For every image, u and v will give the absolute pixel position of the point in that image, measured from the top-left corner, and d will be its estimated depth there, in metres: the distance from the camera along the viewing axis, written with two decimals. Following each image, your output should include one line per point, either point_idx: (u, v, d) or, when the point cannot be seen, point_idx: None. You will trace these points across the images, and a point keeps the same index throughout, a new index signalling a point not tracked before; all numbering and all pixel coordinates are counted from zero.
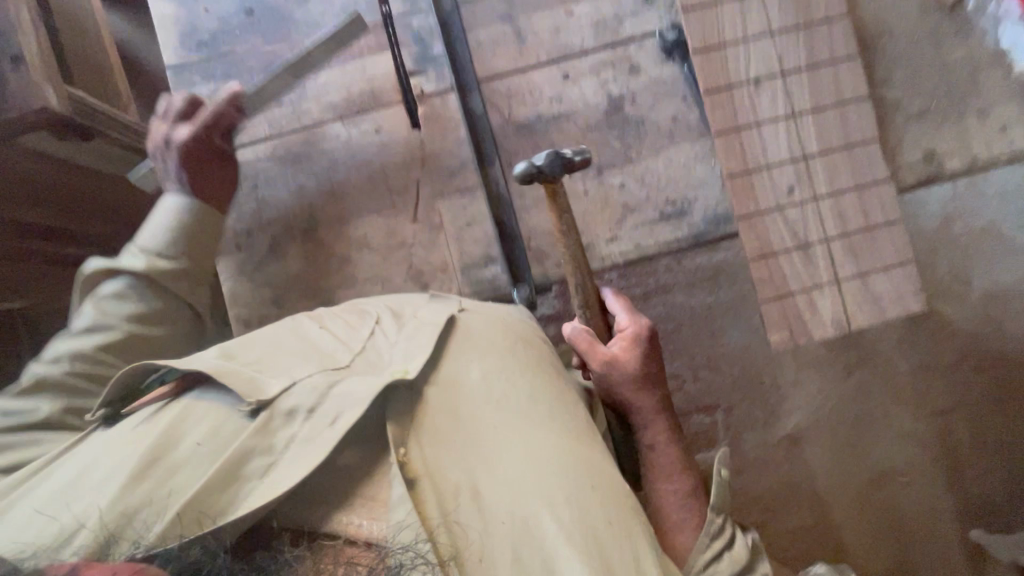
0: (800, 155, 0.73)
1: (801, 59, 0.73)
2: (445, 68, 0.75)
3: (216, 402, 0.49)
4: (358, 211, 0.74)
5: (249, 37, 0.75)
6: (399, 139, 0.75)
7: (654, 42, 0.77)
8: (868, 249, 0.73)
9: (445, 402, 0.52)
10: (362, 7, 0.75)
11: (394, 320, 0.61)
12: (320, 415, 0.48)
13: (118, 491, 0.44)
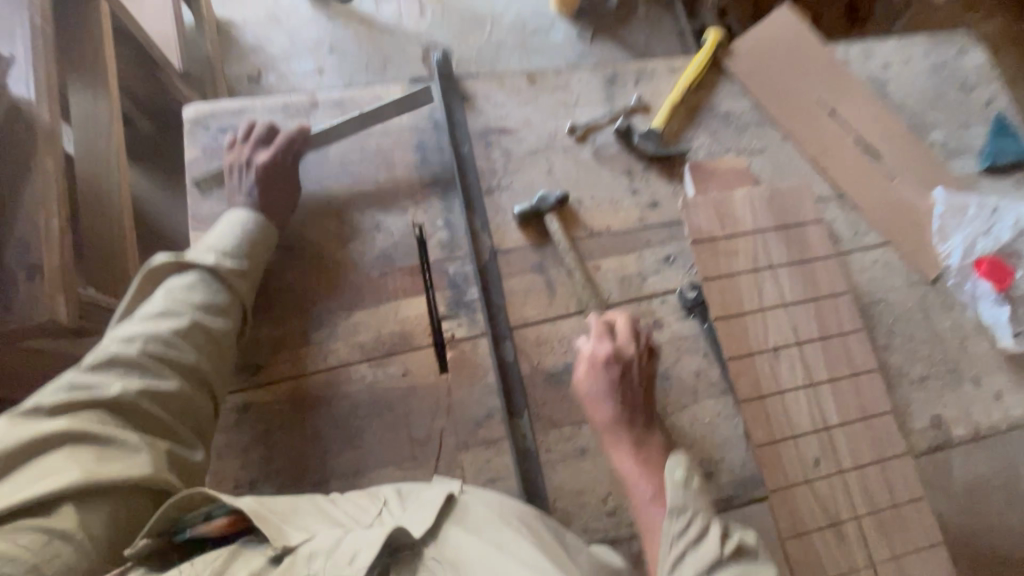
0: (824, 425, 0.74)
1: (814, 330, 0.78)
2: (479, 314, 0.76)
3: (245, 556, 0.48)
4: (374, 462, 0.69)
5: (287, 270, 0.76)
6: (426, 384, 0.73)
7: (676, 300, 0.81)
8: (900, 529, 0.72)
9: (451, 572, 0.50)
10: (403, 250, 0.78)
11: (401, 499, 0.57)
12: (339, 554, 0.48)
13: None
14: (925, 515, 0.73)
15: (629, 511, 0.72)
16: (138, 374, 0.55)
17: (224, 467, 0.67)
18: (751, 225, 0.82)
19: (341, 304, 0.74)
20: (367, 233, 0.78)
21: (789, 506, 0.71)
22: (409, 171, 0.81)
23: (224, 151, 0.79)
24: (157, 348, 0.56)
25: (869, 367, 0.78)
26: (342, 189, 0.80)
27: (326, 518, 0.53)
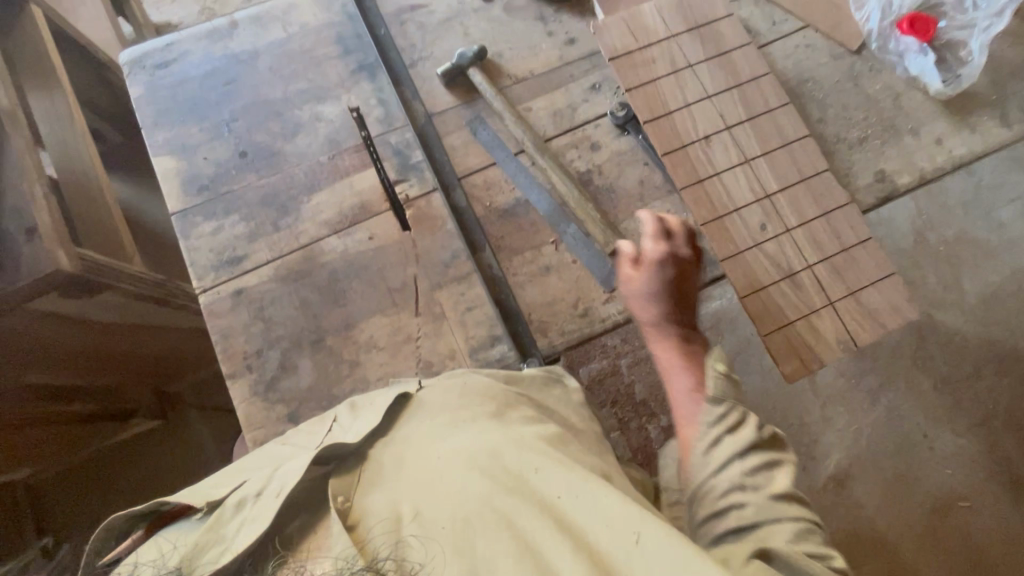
0: (765, 194, 0.79)
1: (741, 113, 0.82)
2: (425, 171, 0.82)
3: (175, 526, 0.48)
4: (362, 314, 0.77)
5: (241, 170, 0.82)
6: (391, 242, 0.79)
7: (607, 120, 0.86)
8: (852, 267, 0.76)
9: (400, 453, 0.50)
10: (345, 132, 0.84)
11: (354, 413, 0.59)
12: (268, 487, 0.47)
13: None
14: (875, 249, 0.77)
15: (599, 309, 0.78)
16: None
17: (232, 345, 0.75)
18: (662, 33, 0.85)
19: (300, 189, 0.81)
20: (310, 124, 0.84)
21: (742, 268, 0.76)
22: (334, 61, 0.86)
23: (163, 84, 0.85)
24: None
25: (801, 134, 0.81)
26: (276, 89, 0.85)
27: (267, 459, 0.55)
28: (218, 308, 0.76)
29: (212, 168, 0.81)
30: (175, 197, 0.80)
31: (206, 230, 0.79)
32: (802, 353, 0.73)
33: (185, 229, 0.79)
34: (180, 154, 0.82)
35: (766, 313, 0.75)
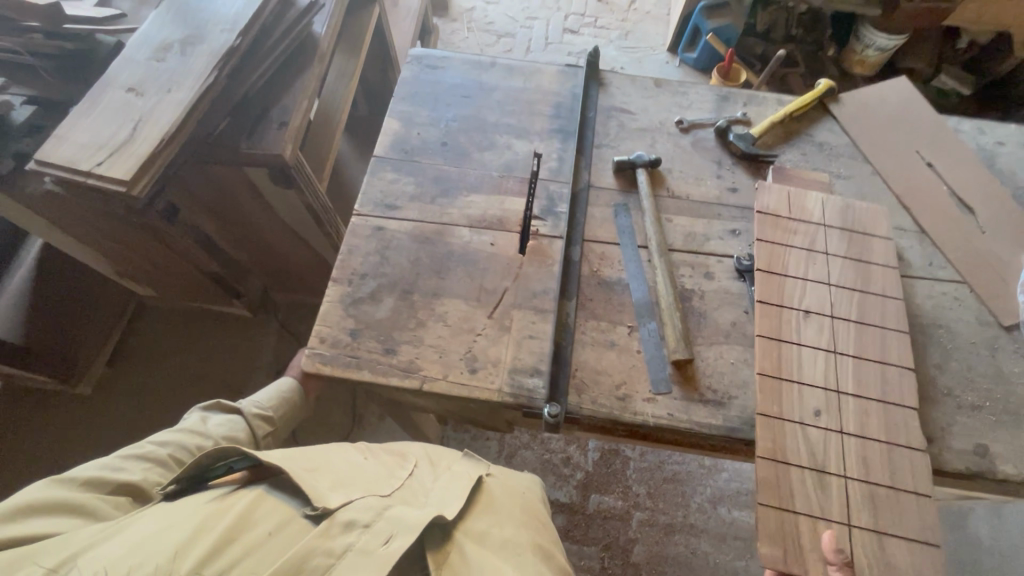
0: (835, 388, 0.79)
1: (852, 314, 0.84)
2: (562, 221, 0.95)
3: (292, 510, 0.69)
4: (451, 293, 0.89)
5: (435, 153, 1.02)
6: (505, 255, 0.92)
7: (729, 262, 0.93)
8: (893, 508, 0.72)
9: (476, 555, 0.72)
10: (521, 166, 1.01)
11: (431, 474, 0.84)
12: (376, 531, 0.66)
13: (268, 552, 0.63)
14: (925, 508, 0.72)
15: (637, 403, 0.81)
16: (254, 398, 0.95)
17: (350, 260, 0.91)
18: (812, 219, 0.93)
19: (466, 186, 0.99)
20: (501, 148, 1.03)
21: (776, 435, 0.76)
22: (544, 118, 1.07)
23: (422, 77, 1.12)
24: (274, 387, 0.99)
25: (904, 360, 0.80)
26: (493, 116, 1.07)
27: (362, 477, 0.77)
28: (359, 230, 0.94)
29: (417, 142, 1.03)
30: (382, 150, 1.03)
31: (387, 178, 1.00)
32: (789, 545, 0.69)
33: (375, 170, 1.00)
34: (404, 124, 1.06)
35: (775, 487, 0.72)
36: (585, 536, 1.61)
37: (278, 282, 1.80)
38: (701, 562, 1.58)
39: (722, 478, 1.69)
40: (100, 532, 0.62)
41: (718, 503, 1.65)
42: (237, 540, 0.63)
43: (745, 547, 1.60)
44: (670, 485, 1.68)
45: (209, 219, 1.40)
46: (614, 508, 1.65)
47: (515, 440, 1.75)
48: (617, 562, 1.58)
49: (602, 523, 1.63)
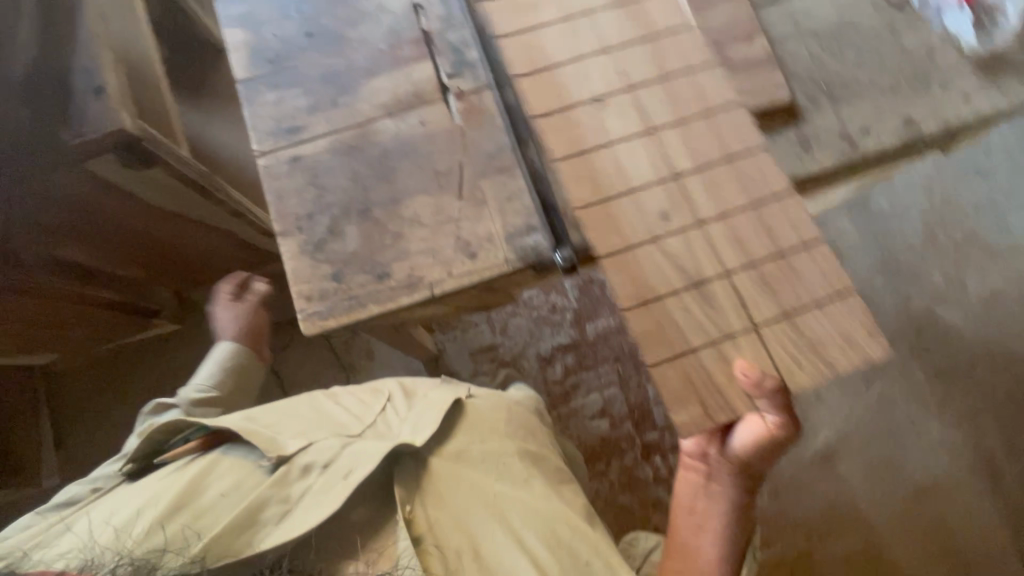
0: (677, 172, 0.72)
1: None
2: (479, 69, 0.86)
3: (250, 461, 0.88)
4: (409, 191, 0.81)
5: (308, 63, 0.86)
6: (442, 128, 0.84)
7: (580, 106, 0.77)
8: (788, 279, 0.67)
9: (459, 475, 0.91)
10: (408, 25, 0.88)
11: (405, 403, 1.03)
12: (337, 469, 0.84)
13: (223, 502, 0.82)
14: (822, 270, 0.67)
15: None
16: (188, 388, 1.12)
17: (286, 207, 0.81)
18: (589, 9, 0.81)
19: (361, 72, 0.85)
20: (374, 15, 0.88)
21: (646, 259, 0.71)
22: None
23: None
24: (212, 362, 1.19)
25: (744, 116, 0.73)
26: None
27: (330, 423, 0.97)
28: (276, 170, 0.82)
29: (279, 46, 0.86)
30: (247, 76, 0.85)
31: (269, 100, 0.84)
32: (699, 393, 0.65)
33: (250, 97, 0.85)
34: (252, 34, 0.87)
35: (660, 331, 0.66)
36: (596, 360, 1.80)
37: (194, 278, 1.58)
38: None
39: None
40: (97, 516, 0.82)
41: None
42: (193, 500, 0.82)
43: None
44: None
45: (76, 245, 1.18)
46: (609, 327, 1.83)
47: (503, 313, 1.83)
48: (629, 365, 1.79)
49: (605, 343, 1.80)
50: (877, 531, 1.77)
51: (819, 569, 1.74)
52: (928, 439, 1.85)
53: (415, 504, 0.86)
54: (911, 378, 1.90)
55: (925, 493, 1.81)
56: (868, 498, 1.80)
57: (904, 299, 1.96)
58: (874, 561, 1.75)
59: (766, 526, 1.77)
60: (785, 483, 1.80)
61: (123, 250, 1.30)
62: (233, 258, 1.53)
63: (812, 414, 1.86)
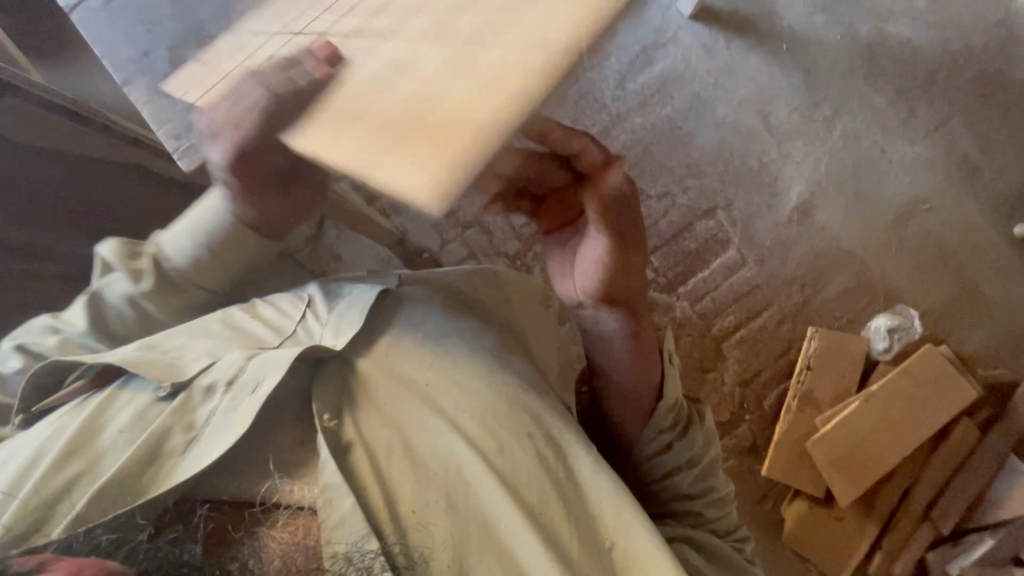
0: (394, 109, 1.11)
1: None
2: None
3: (143, 387, 0.85)
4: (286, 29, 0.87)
5: None
6: None
7: None
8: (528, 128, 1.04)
9: (391, 372, 0.85)
10: None
11: (320, 307, 0.97)
12: (243, 392, 0.81)
13: (121, 441, 0.79)
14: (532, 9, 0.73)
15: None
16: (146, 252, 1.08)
17: None
18: None
19: None
20: None
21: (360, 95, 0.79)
22: None
23: None
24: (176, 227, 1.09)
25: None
26: None
27: (246, 337, 0.94)
28: None
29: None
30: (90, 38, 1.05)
31: None
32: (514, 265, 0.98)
33: None
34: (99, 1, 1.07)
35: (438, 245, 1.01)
36: None
37: None
38: (641, 130, 1.83)
39: (612, 63, 1.85)
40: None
41: (624, 83, 1.84)
42: (88, 445, 0.78)
43: (661, 97, 1.83)
44: (582, 102, 1.83)
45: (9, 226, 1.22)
46: None
47: None
48: None
49: None
50: (870, 262, 1.80)
51: (819, 313, 1.79)
52: (903, 160, 1.83)
53: (343, 417, 0.81)
54: (874, 105, 1.84)
55: (910, 212, 1.81)
56: (854, 234, 1.81)
57: (850, 26, 1.85)
58: (873, 290, 1.79)
59: (763, 290, 1.80)
60: (771, 248, 1.81)
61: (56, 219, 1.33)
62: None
63: (784, 173, 1.83)
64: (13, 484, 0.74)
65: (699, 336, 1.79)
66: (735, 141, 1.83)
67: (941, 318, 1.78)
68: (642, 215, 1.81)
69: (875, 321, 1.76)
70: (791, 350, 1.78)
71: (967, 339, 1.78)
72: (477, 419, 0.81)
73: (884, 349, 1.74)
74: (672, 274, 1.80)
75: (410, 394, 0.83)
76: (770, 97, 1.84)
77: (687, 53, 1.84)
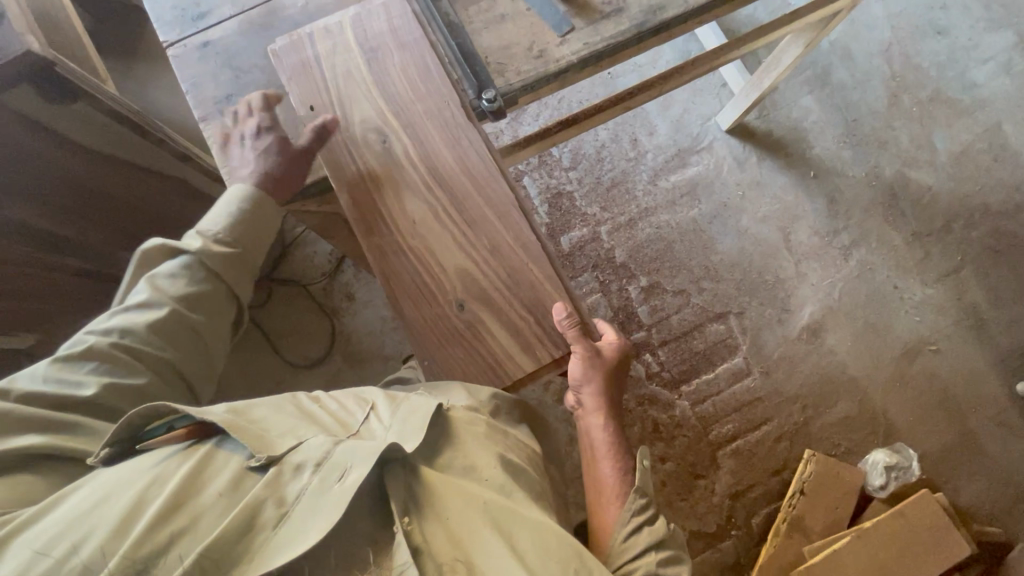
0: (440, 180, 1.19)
1: None
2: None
3: (238, 455, 0.82)
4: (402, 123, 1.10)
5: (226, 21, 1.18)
6: None
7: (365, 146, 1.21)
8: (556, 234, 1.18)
9: (452, 482, 0.88)
10: None
11: (387, 409, 0.96)
12: (332, 474, 0.79)
13: (220, 505, 0.76)
14: (498, 181, 1.08)
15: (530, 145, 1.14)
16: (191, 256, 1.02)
17: None
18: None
19: None
20: None
21: (401, 250, 1.08)
22: None
23: None
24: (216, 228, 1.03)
25: (483, 96, 1.08)
26: None
27: (321, 426, 0.91)
28: None
29: (299, 51, 1.11)
30: (177, 74, 1.17)
31: None
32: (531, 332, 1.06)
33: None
34: (199, 30, 1.18)
35: (455, 352, 1.07)
36: (575, 270, 1.85)
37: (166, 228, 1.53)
38: (666, 227, 1.88)
39: (648, 159, 1.93)
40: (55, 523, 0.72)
41: (657, 180, 1.91)
42: (185, 506, 0.74)
43: (691, 200, 1.90)
44: (614, 190, 1.90)
45: (29, 211, 1.19)
46: (584, 237, 1.87)
47: None
48: (608, 270, 1.85)
49: (582, 252, 1.86)
50: (873, 395, 1.81)
51: (817, 438, 1.77)
52: (914, 300, 1.87)
53: (415, 514, 0.83)
54: (890, 243, 1.90)
55: (917, 351, 1.83)
56: (859, 363, 1.82)
57: (875, 165, 1.95)
58: (873, 423, 1.79)
59: (765, 404, 1.79)
60: (778, 363, 1.81)
61: (91, 214, 1.32)
62: (193, 215, 1.57)
63: (799, 291, 1.86)
64: (100, 535, 0.70)
65: (694, 439, 1.76)
66: (755, 253, 1.88)
67: (938, 465, 1.76)
68: (655, 307, 1.83)
69: (872, 455, 1.73)
70: (785, 470, 1.75)
71: (962, 493, 1.75)
72: (538, 543, 0.83)
73: (880, 486, 1.70)
74: (676, 370, 1.80)
75: (468, 506, 0.85)
76: (792, 217, 1.91)
77: (719, 163, 1.92)
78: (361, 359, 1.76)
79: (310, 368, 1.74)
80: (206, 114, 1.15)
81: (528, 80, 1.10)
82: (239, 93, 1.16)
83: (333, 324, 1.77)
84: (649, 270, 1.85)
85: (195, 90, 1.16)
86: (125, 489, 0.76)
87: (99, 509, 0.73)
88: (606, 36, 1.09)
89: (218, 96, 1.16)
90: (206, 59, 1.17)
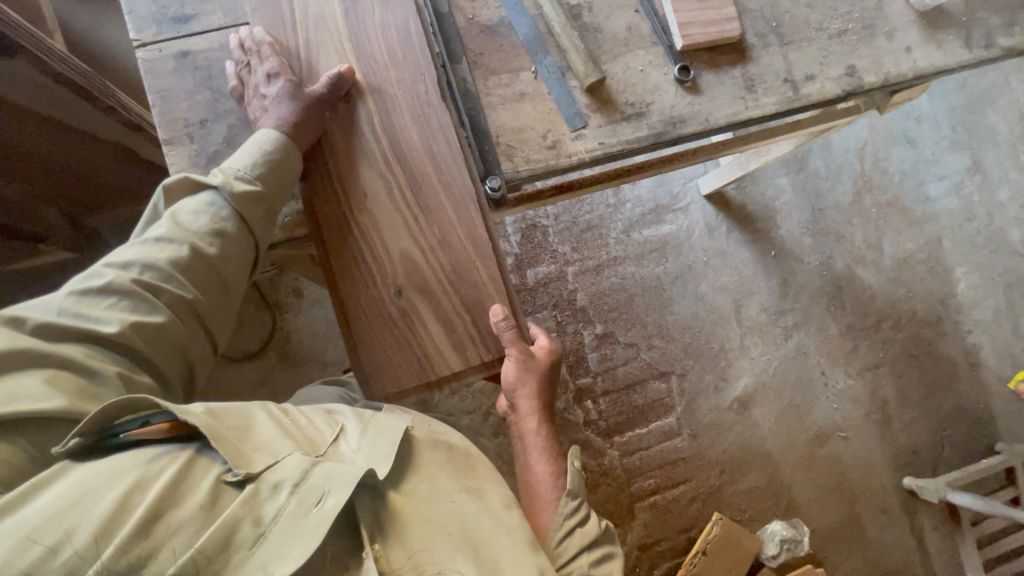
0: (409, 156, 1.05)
1: None
2: (437, 45, 1.06)
3: (220, 465, 0.74)
4: (377, 103, 1.01)
5: (211, 31, 1.05)
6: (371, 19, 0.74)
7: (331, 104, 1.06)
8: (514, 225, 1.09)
9: (423, 510, 0.83)
10: None
11: (356, 430, 0.88)
12: (310, 503, 0.72)
13: (198, 518, 0.69)
14: (459, 169, 1.00)
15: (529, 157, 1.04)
16: (219, 197, 0.92)
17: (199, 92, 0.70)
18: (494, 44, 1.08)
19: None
20: None
21: (345, 223, 1.00)
22: None
23: None
24: (252, 163, 0.92)
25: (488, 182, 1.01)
26: None
27: (292, 438, 0.83)
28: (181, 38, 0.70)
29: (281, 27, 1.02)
30: (145, 82, 1.03)
31: None
32: (467, 334, 1.00)
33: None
34: (180, 35, 1.05)
35: (385, 342, 1.00)
36: (535, 305, 1.84)
37: (100, 187, 1.38)
38: (630, 279, 1.91)
39: (626, 209, 1.95)
40: (34, 513, 0.64)
41: (630, 231, 1.93)
42: (165, 516, 0.67)
43: (658, 256, 1.93)
44: (589, 234, 1.91)
45: None
46: (550, 274, 1.86)
47: None
48: (566, 311, 1.85)
49: (545, 289, 1.85)
50: (783, 472, 1.93)
51: (727, 503, 1.88)
52: (836, 388, 2.01)
53: (381, 542, 0.78)
54: (826, 331, 2.03)
55: (829, 435, 1.98)
56: (778, 437, 1.95)
57: (829, 256, 2.05)
58: (778, 495, 1.92)
59: (687, 464, 1.87)
60: (706, 427, 1.90)
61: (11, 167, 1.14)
62: (137, 179, 1.43)
63: (737, 364, 1.95)
64: (90, 532, 0.63)
65: (616, 490, 1.82)
66: (706, 318, 1.94)
67: (825, 542, 1.93)
68: (604, 356, 1.86)
69: (771, 525, 1.86)
70: (693, 529, 1.85)
71: (839, 569, 1.92)
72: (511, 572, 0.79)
73: (772, 555, 1.82)
74: (613, 420, 1.84)
75: (444, 527, 0.82)
76: (746, 291, 1.98)
77: (690, 226, 1.96)
78: (299, 362, 1.66)
79: (242, 362, 1.64)
80: (172, 137, 1.02)
81: (536, 170, 1.03)
82: (215, 120, 1.04)
83: (274, 320, 1.67)
84: (606, 318, 1.87)
85: (163, 104, 1.03)
86: (108, 482, 0.68)
87: (82, 503, 0.66)
88: (623, 140, 1.04)
89: (190, 119, 1.03)
90: (181, 72, 1.04)
